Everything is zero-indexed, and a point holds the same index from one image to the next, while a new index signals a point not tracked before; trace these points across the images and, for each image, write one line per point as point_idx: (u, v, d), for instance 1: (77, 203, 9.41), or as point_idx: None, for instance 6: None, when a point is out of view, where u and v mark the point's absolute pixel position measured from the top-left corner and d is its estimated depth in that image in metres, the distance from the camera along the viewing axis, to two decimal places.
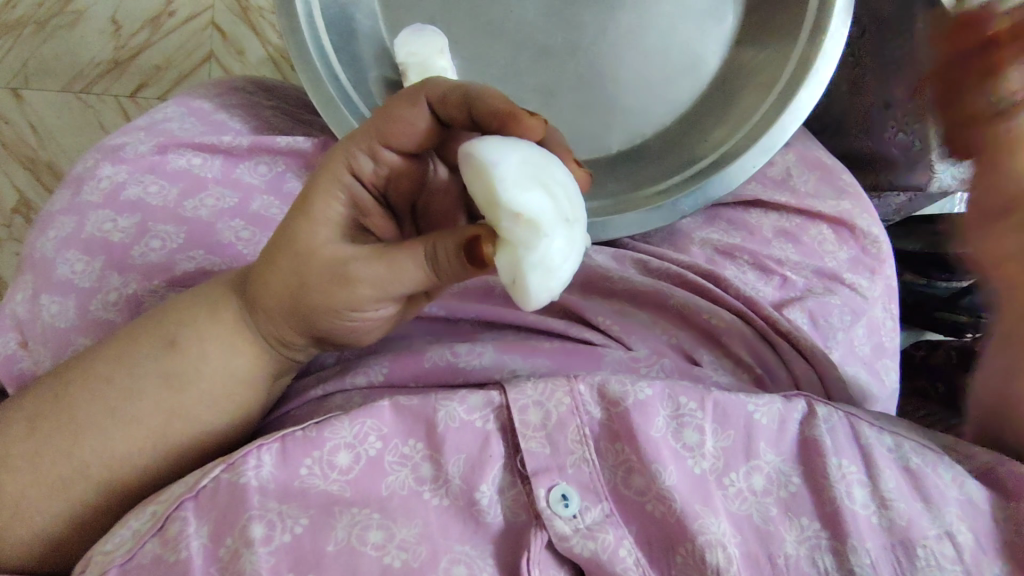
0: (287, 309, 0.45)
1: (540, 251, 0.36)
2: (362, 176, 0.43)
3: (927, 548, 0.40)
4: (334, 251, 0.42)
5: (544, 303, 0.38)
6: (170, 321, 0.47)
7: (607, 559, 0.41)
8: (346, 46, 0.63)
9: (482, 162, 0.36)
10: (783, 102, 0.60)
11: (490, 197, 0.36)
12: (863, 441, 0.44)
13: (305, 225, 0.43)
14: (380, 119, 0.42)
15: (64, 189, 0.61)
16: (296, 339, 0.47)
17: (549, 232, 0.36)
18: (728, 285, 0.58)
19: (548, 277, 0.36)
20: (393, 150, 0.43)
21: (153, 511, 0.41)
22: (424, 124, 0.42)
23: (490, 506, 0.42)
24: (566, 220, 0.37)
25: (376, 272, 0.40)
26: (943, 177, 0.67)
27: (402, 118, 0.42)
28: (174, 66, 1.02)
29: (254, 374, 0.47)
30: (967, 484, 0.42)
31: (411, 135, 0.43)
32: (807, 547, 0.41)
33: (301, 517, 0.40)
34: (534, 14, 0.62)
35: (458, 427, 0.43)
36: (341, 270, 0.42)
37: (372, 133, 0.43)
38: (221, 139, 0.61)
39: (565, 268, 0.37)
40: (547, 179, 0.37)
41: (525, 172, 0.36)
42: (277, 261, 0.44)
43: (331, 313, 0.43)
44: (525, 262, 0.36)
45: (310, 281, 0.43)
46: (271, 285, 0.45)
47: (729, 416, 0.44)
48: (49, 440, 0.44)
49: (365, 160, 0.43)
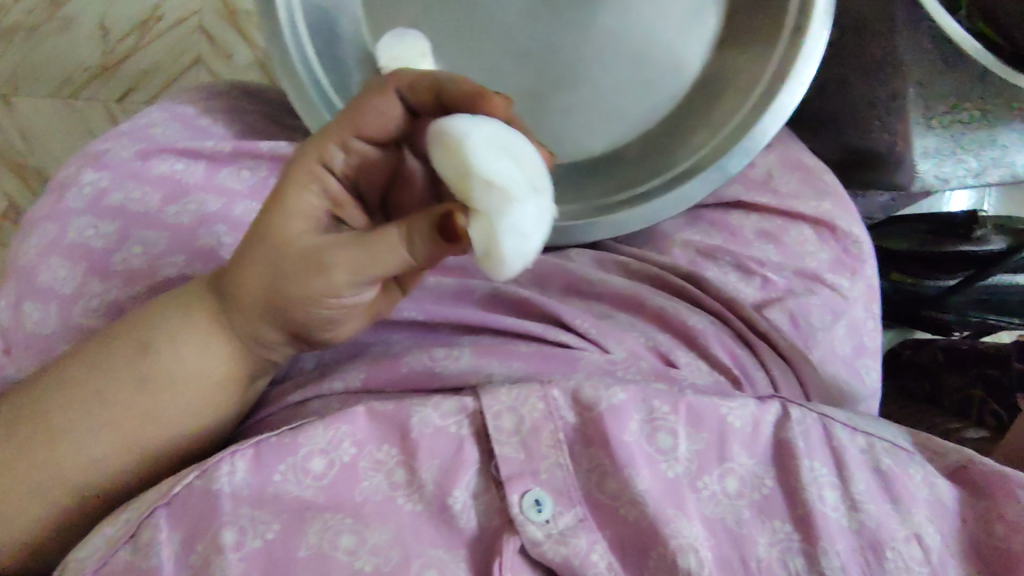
0: (262, 304, 0.45)
1: (511, 216, 0.37)
2: (334, 167, 0.45)
3: (896, 550, 0.41)
4: (309, 240, 0.43)
5: (516, 273, 0.38)
6: (143, 325, 0.47)
7: (578, 563, 0.41)
8: (328, 49, 0.62)
9: (454, 136, 0.38)
10: (765, 105, 0.60)
11: (462, 167, 0.37)
12: (835, 443, 0.45)
13: (279, 216, 0.43)
14: (350, 111, 0.45)
15: (48, 196, 0.61)
16: (272, 335, 0.47)
17: (520, 199, 0.37)
18: (709, 285, 0.59)
19: (520, 242, 0.37)
20: (364, 139, 0.45)
21: (127, 517, 0.41)
22: (396, 113, 0.45)
23: (463, 511, 0.42)
24: (535, 188, 0.38)
25: (353, 256, 0.40)
26: (927, 176, 0.68)
27: (372, 108, 0.44)
28: (162, 70, 1.02)
29: (228, 376, 0.47)
30: (935, 484, 0.44)
31: (382, 123, 0.45)
32: (779, 550, 0.41)
33: (273, 522, 0.41)
34: (514, 16, 0.62)
35: (432, 432, 0.43)
36: (315, 258, 0.42)
37: (343, 125, 0.44)
38: (204, 144, 0.61)
39: (537, 237, 0.38)
40: (517, 152, 0.39)
41: (495, 143, 0.38)
42: (252, 253, 0.44)
43: (307, 304, 0.43)
44: (498, 227, 0.36)
45: (285, 270, 0.43)
46: (245, 280, 0.45)
47: (703, 419, 0.44)
48: (22, 445, 0.44)
49: (337, 152, 0.45)
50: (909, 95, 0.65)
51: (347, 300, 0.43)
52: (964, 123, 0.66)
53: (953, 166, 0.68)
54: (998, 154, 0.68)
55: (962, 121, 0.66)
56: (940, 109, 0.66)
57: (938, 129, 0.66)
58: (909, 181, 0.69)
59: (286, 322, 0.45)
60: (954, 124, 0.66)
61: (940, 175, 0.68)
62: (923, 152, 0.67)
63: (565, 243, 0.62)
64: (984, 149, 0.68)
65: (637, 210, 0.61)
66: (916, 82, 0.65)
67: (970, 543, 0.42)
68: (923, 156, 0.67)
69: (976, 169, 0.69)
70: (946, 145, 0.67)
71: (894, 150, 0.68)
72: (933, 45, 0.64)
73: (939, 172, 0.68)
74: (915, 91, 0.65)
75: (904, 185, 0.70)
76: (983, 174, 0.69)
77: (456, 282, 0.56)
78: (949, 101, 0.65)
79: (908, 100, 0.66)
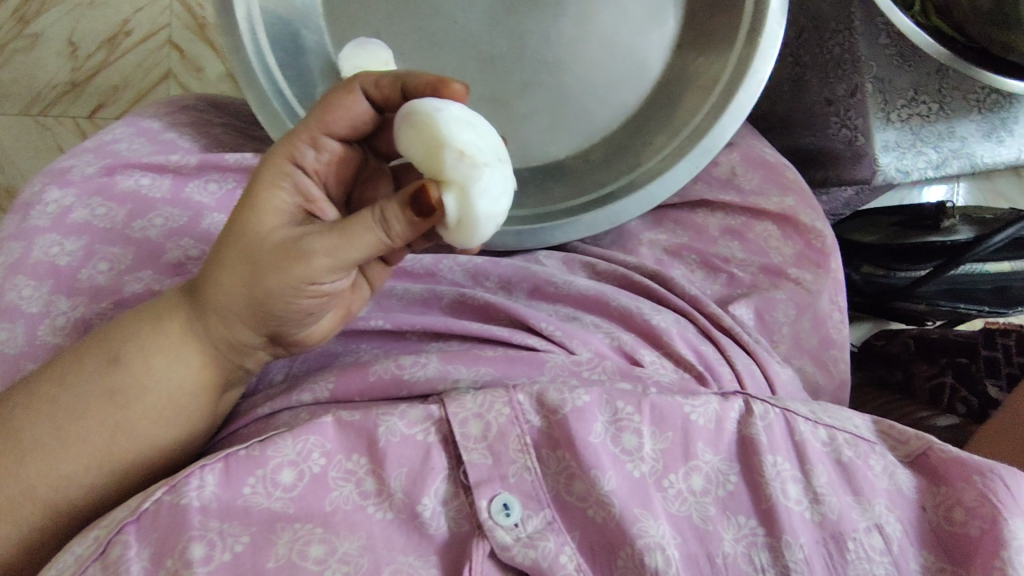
0: (235, 305, 0.44)
1: (482, 184, 0.41)
2: (304, 164, 0.45)
3: (858, 541, 0.42)
4: (282, 233, 0.43)
5: (486, 236, 0.43)
6: (113, 337, 0.47)
7: (547, 565, 0.41)
8: (291, 61, 0.62)
9: (423, 112, 0.42)
10: (724, 103, 0.61)
11: (433, 140, 0.41)
12: (800, 433, 0.45)
13: (251, 213, 0.43)
14: (317, 110, 0.45)
15: (12, 214, 0.61)
16: (249, 336, 0.46)
17: (488, 168, 0.42)
18: (675, 285, 0.59)
19: (490, 207, 0.42)
20: (333, 137, 0.45)
21: (97, 534, 0.41)
22: (361, 109, 0.45)
23: (433, 518, 0.43)
24: (499, 160, 0.43)
25: (326, 241, 0.40)
26: (888, 168, 0.68)
27: (338, 104, 0.45)
28: (131, 85, 1.02)
29: (201, 386, 0.47)
30: (895, 474, 0.45)
31: (349, 120, 0.45)
32: (745, 544, 0.42)
33: (242, 535, 0.41)
34: (477, 22, 0.62)
35: (399, 441, 0.44)
36: (287, 250, 0.41)
37: (311, 124, 0.45)
38: (168, 158, 0.61)
39: (501, 204, 0.43)
40: (480, 128, 0.43)
41: (461, 120, 0.42)
42: (225, 252, 0.44)
43: (282, 297, 0.42)
44: (471, 193, 0.41)
45: (258, 263, 0.42)
46: (219, 280, 0.45)
47: (666, 418, 0.45)
48: None
49: (306, 149, 0.45)
50: (867, 90, 0.67)
51: (324, 288, 0.43)
52: (925, 116, 0.68)
53: (914, 158, 0.69)
54: (957, 146, 0.69)
55: (922, 114, 0.68)
56: (899, 103, 0.67)
57: (898, 123, 0.68)
58: (871, 174, 0.69)
59: (263, 319, 0.45)
60: (913, 117, 0.68)
61: (901, 167, 0.69)
62: (884, 145, 0.68)
63: (533, 246, 0.62)
64: (943, 141, 0.69)
65: (601, 212, 0.62)
66: (874, 78, 0.67)
67: (927, 529, 0.43)
68: (884, 149, 0.68)
69: (935, 160, 0.69)
70: (908, 139, 0.68)
71: (856, 145, 0.69)
72: (888, 41, 0.67)
73: (901, 164, 0.69)
74: (873, 86, 0.67)
75: (866, 178, 0.70)
76: (942, 166, 0.70)
77: (423, 289, 0.57)
78: (906, 96, 0.67)
79: (867, 95, 0.67)
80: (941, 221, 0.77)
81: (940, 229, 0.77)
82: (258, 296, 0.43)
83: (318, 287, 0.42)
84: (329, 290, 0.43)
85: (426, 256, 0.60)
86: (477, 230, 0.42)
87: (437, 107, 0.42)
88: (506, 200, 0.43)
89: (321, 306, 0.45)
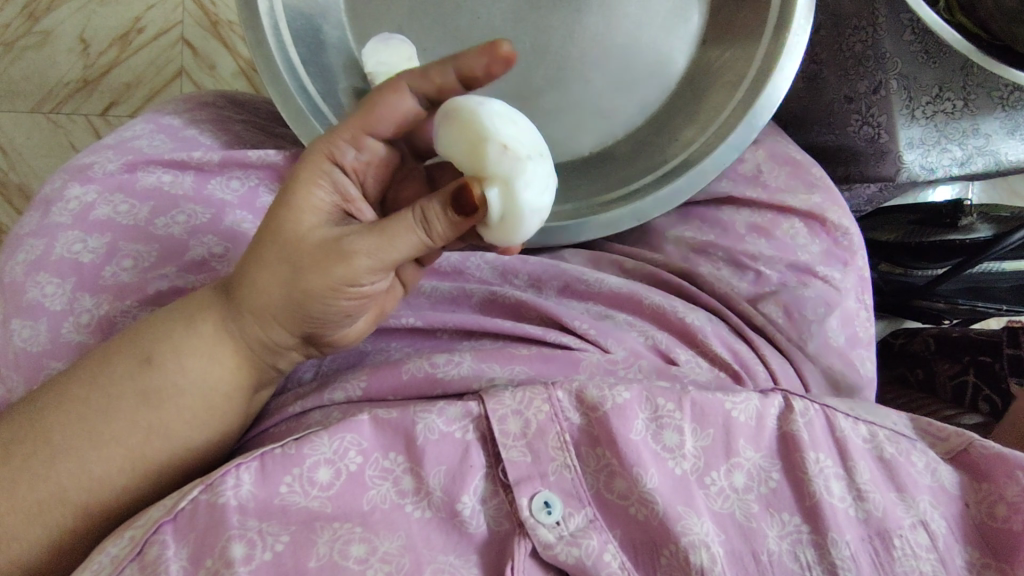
0: (270, 304, 0.44)
1: (525, 177, 0.41)
2: (343, 162, 0.44)
3: (904, 538, 0.42)
4: (320, 232, 0.42)
5: (528, 231, 0.42)
6: (143, 336, 0.46)
7: (591, 564, 0.41)
8: (314, 56, 0.62)
9: (466, 108, 0.42)
10: (751, 99, 0.60)
11: (475, 136, 0.41)
12: (841, 431, 0.45)
13: (288, 211, 0.43)
14: (361, 107, 0.44)
15: (33, 211, 0.60)
16: (285, 337, 0.46)
17: (531, 162, 0.41)
18: (704, 282, 0.59)
19: (534, 202, 0.41)
20: (374, 137, 0.45)
21: (132, 535, 0.40)
22: (407, 110, 0.44)
23: (473, 516, 0.42)
24: (540, 154, 0.42)
25: (368, 241, 0.40)
26: (912, 165, 0.70)
27: (382, 102, 0.43)
28: (145, 83, 1.02)
29: (236, 386, 0.47)
30: (937, 471, 0.44)
31: (392, 120, 0.44)
32: (789, 542, 0.42)
33: (281, 534, 0.40)
34: (502, 17, 0.62)
35: (437, 439, 0.43)
36: (327, 249, 0.41)
37: (354, 123, 0.44)
38: (191, 155, 0.60)
39: (545, 199, 0.43)
40: (522, 124, 0.43)
41: (503, 115, 0.42)
42: (262, 251, 0.43)
43: (320, 297, 0.42)
44: (514, 186, 0.40)
45: (297, 263, 0.42)
46: (254, 280, 0.44)
47: (707, 415, 0.44)
48: (21, 468, 0.43)
49: (346, 148, 0.44)
50: (892, 87, 0.67)
51: (363, 289, 0.42)
52: (950, 112, 0.67)
53: (937, 156, 0.70)
54: (983, 143, 0.69)
55: (948, 110, 0.67)
56: (924, 100, 0.67)
57: (923, 120, 0.68)
58: (895, 171, 0.71)
59: (300, 320, 0.44)
60: (938, 114, 0.67)
61: (925, 164, 0.70)
62: (908, 142, 0.69)
63: (559, 243, 0.62)
64: (968, 138, 0.69)
65: (628, 210, 0.62)
66: (899, 75, 0.66)
67: (968, 525, 0.43)
68: (908, 146, 0.69)
69: (959, 157, 0.70)
70: (931, 135, 0.68)
71: (879, 142, 0.70)
72: (914, 36, 0.65)
73: (925, 162, 0.70)
74: (898, 84, 0.67)
75: (889, 175, 0.72)
76: (967, 163, 0.70)
77: (452, 288, 0.57)
78: (931, 92, 0.67)
79: (891, 92, 0.67)
80: (958, 219, 0.76)
81: (957, 227, 0.76)
82: (297, 296, 0.43)
83: (355, 288, 0.42)
84: (367, 290, 0.43)
85: (453, 253, 0.60)
86: (521, 225, 0.42)
87: (480, 103, 0.42)
88: (549, 194, 0.43)
89: (359, 307, 0.44)
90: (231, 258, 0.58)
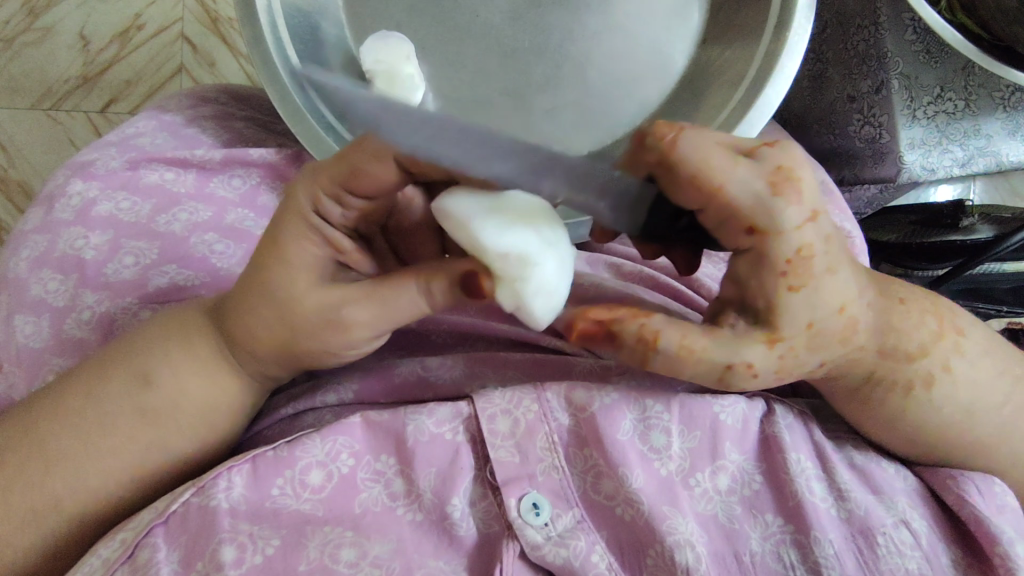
0: (268, 350, 0.44)
1: (537, 277, 0.34)
2: (331, 220, 0.41)
3: (887, 536, 0.42)
4: (317, 300, 0.41)
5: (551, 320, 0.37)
6: (139, 353, 0.46)
7: (579, 565, 0.41)
8: (311, 53, 0.61)
9: (454, 210, 0.34)
10: (749, 100, 0.57)
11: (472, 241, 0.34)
12: (817, 437, 0.46)
13: (283, 270, 0.41)
14: (345, 167, 0.39)
15: (37, 207, 0.60)
16: (270, 367, 0.46)
17: (539, 257, 0.34)
18: (700, 286, 0.57)
19: (550, 300, 0.35)
20: (358, 197, 0.41)
21: (123, 537, 0.41)
22: (388, 174, 0.39)
23: (462, 519, 0.42)
24: (551, 244, 0.35)
25: (373, 313, 0.40)
26: (913, 166, 0.69)
27: (367, 171, 0.39)
28: (144, 80, 1.01)
29: (235, 405, 0.47)
30: (905, 474, 0.46)
31: (376, 185, 0.40)
32: (773, 543, 0.42)
33: (272, 538, 0.40)
34: (499, 14, 0.61)
35: (428, 440, 0.43)
36: (331, 318, 0.41)
37: (335, 180, 0.40)
38: (195, 153, 0.61)
39: (564, 286, 0.36)
40: (518, 204, 0.34)
41: (497, 208, 0.34)
42: (252, 306, 0.43)
43: (324, 353, 0.43)
44: (525, 292, 0.34)
45: (299, 331, 0.42)
46: (251, 325, 0.43)
47: (695, 418, 0.44)
48: (20, 477, 0.43)
49: (331, 205, 0.41)
50: (893, 87, 0.67)
51: (363, 349, 0.44)
52: (951, 112, 0.67)
53: (939, 156, 0.69)
54: (984, 144, 0.69)
55: (949, 110, 0.67)
56: (925, 100, 0.67)
57: (924, 120, 0.67)
58: (896, 172, 0.70)
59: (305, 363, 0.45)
60: (939, 115, 0.67)
61: (925, 165, 0.69)
62: (908, 143, 0.68)
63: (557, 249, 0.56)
64: (970, 138, 0.69)
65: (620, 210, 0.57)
66: (901, 75, 0.66)
67: (945, 529, 0.44)
68: (909, 147, 0.68)
69: (960, 158, 0.69)
70: (933, 137, 0.68)
71: (880, 142, 0.69)
72: (916, 37, 0.65)
73: (926, 162, 0.69)
74: (899, 83, 0.66)
75: (891, 176, 0.71)
76: (968, 164, 0.70)
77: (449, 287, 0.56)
78: (932, 92, 0.66)
79: (893, 92, 0.67)
80: (960, 220, 0.73)
81: (958, 228, 0.73)
82: (298, 352, 0.43)
83: (365, 345, 0.43)
84: (369, 347, 0.44)
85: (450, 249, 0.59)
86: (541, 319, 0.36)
87: (469, 202, 0.34)
88: (569, 280, 0.36)
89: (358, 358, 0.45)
90: (234, 258, 0.56)
